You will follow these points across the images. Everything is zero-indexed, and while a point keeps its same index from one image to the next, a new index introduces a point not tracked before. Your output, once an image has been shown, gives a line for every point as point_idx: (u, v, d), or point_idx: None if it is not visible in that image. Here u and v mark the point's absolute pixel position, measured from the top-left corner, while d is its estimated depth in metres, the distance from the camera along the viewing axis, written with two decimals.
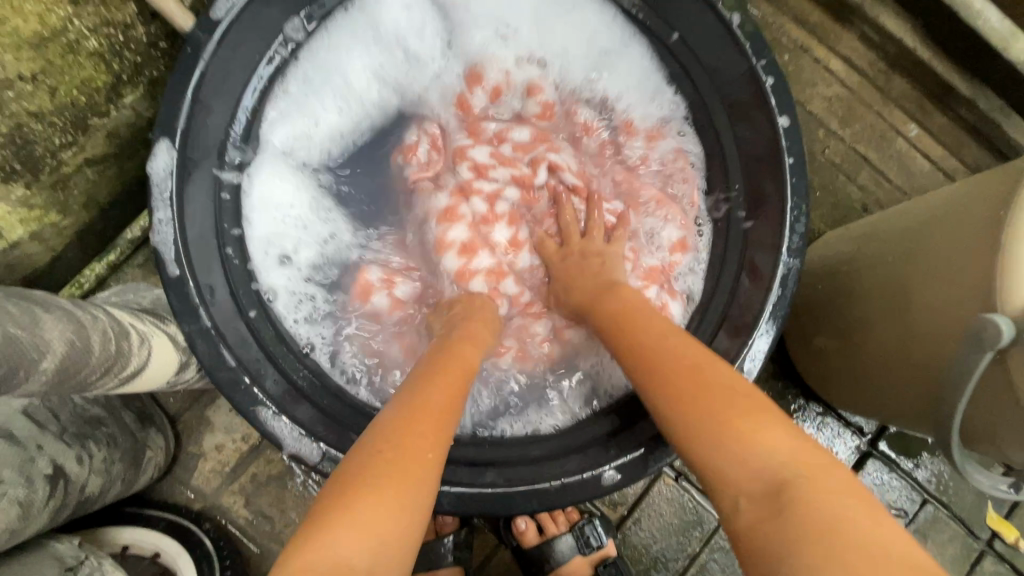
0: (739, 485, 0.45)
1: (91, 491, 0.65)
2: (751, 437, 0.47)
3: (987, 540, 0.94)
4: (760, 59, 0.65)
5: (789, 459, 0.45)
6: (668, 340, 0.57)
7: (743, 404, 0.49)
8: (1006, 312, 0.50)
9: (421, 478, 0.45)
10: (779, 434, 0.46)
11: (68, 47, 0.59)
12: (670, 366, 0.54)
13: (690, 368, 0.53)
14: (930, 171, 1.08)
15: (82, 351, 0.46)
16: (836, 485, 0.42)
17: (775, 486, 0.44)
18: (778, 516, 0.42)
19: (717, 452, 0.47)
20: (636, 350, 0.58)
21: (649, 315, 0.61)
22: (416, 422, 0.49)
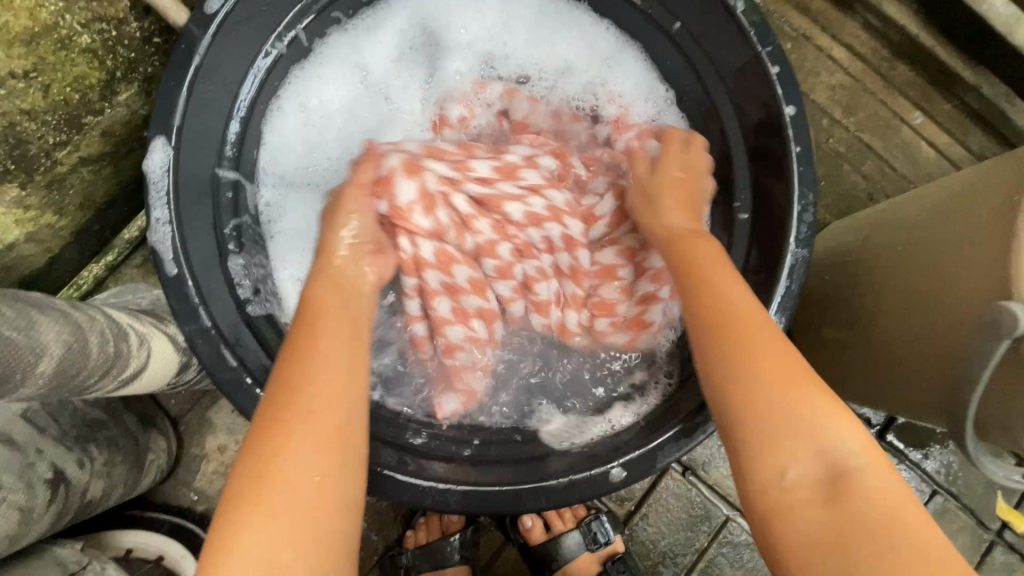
0: (789, 462, 0.45)
1: (92, 495, 0.64)
2: (811, 413, 0.45)
3: (997, 530, 0.94)
4: (765, 46, 0.63)
5: (850, 444, 0.44)
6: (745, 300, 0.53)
7: (812, 385, 0.47)
8: (1023, 300, 0.49)
9: (303, 482, 0.45)
10: (844, 418, 0.46)
11: (60, 43, 0.58)
12: (745, 319, 0.51)
13: (765, 336, 0.50)
14: (935, 159, 1.07)
15: (80, 352, 0.45)
16: (879, 479, 0.43)
17: (830, 470, 0.44)
18: (825, 506, 0.42)
19: (767, 411, 0.46)
20: (706, 304, 0.53)
21: (723, 270, 0.56)
22: (296, 411, 0.48)
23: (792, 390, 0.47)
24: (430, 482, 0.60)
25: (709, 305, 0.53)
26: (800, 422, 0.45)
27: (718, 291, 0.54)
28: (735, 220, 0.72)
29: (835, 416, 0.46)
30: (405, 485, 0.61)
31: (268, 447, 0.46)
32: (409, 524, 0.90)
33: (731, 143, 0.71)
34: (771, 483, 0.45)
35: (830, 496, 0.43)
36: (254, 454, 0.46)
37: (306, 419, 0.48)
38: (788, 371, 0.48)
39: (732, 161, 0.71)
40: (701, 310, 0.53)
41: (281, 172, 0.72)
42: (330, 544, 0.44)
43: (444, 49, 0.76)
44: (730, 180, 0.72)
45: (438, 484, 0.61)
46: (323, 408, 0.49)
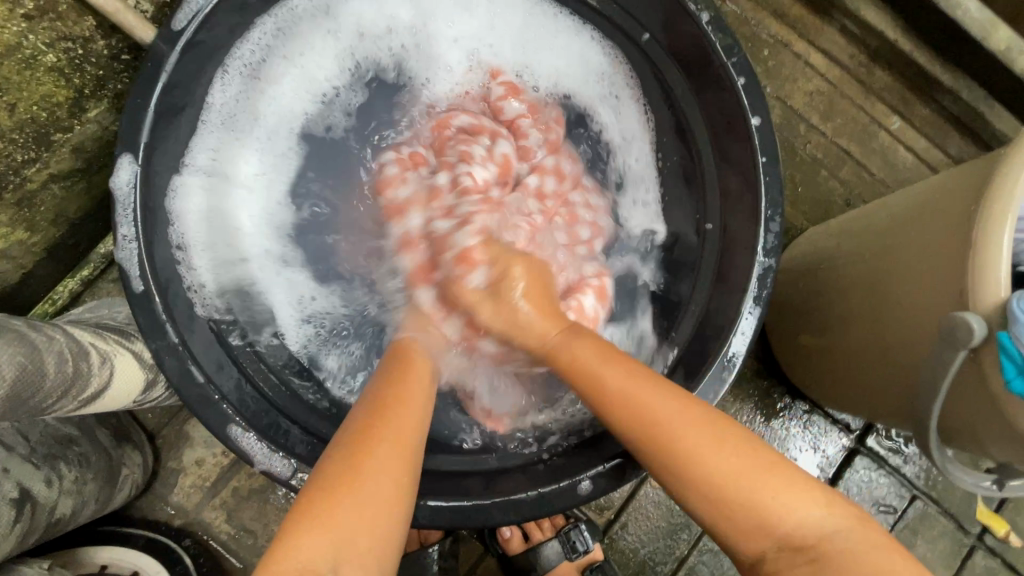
0: (766, 545, 0.45)
1: (62, 512, 0.64)
2: (771, 496, 0.45)
3: (977, 534, 0.94)
4: (731, 57, 0.63)
5: (817, 513, 0.45)
6: (652, 391, 0.51)
7: (756, 467, 0.46)
8: (979, 310, 0.49)
9: (388, 481, 0.47)
10: (800, 489, 0.46)
11: (24, 62, 0.59)
12: (661, 423, 0.49)
13: (685, 428, 0.49)
14: (913, 164, 1.07)
15: (33, 373, 0.45)
16: (856, 543, 0.43)
17: (804, 552, 0.44)
18: (810, 571, 0.43)
19: (732, 504, 0.45)
20: (621, 407, 0.52)
21: (614, 362, 0.55)
22: (374, 429, 0.50)
23: (744, 476, 0.46)
24: None
25: (627, 414, 0.51)
26: (756, 501, 0.45)
27: (631, 394, 0.52)
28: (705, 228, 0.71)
29: (788, 488, 0.45)
30: None
31: (354, 458, 0.47)
32: None
33: (700, 151, 0.71)
34: (757, 563, 0.45)
35: (812, 568, 0.43)
36: (336, 461, 0.47)
37: (390, 443, 0.50)
38: (729, 463, 0.46)
39: (702, 170, 0.71)
40: (628, 411, 0.51)
41: (219, 172, 0.70)
42: (389, 538, 0.45)
43: (431, 55, 0.77)
44: (700, 188, 0.72)
45: None
46: (404, 432, 0.52)
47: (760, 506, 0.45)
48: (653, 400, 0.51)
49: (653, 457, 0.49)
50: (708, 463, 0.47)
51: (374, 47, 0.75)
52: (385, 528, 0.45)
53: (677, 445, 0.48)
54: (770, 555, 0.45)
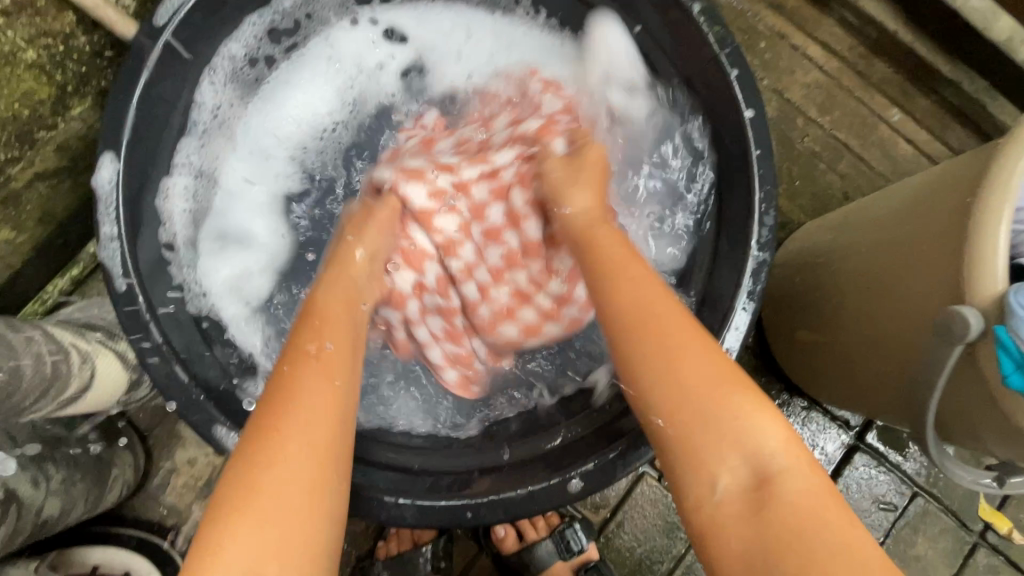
0: (716, 473, 0.43)
1: (49, 513, 0.64)
2: (734, 417, 0.44)
3: (980, 531, 0.92)
4: (724, 47, 0.62)
5: (774, 442, 0.43)
6: (644, 283, 0.51)
7: (731, 380, 0.45)
8: (975, 304, 0.48)
9: (287, 486, 0.43)
10: (764, 412, 0.44)
11: (4, 59, 0.58)
12: (653, 310, 0.49)
13: (675, 325, 0.48)
14: (913, 156, 1.05)
15: (10, 373, 0.44)
16: (805, 479, 0.42)
17: (757, 474, 0.42)
18: (751, 516, 0.41)
19: (692, 426, 0.44)
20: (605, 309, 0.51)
21: (634, 265, 0.53)
22: (276, 425, 0.45)
23: (713, 391, 0.44)
24: (385, 495, 0.60)
25: (630, 312, 0.49)
26: (721, 417, 0.44)
27: (629, 281, 0.52)
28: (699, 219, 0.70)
29: (756, 411, 0.44)
30: (362, 499, 0.60)
31: (248, 464, 0.43)
32: (381, 536, 0.89)
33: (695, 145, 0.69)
34: (704, 495, 0.43)
35: (757, 504, 0.42)
36: (240, 457, 0.44)
37: (286, 421, 0.45)
38: (714, 366, 0.46)
39: (695, 162, 0.70)
40: (619, 315, 0.50)
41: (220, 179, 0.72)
42: (306, 549, 0.42)
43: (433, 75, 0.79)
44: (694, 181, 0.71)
45: (394, 498, 0.60)
46: (311, 418, 0.46)
47: (722, 418, 0.44)
48: (649, 298, 0.50)
49: (628, 341, 0.49)
50: (689, 366, 0.45)
51: (366, 61, 0.77)
52: (303, 524, 0.42)
53: (666, 340, 0.47)
54: (721, 481, 0.43)
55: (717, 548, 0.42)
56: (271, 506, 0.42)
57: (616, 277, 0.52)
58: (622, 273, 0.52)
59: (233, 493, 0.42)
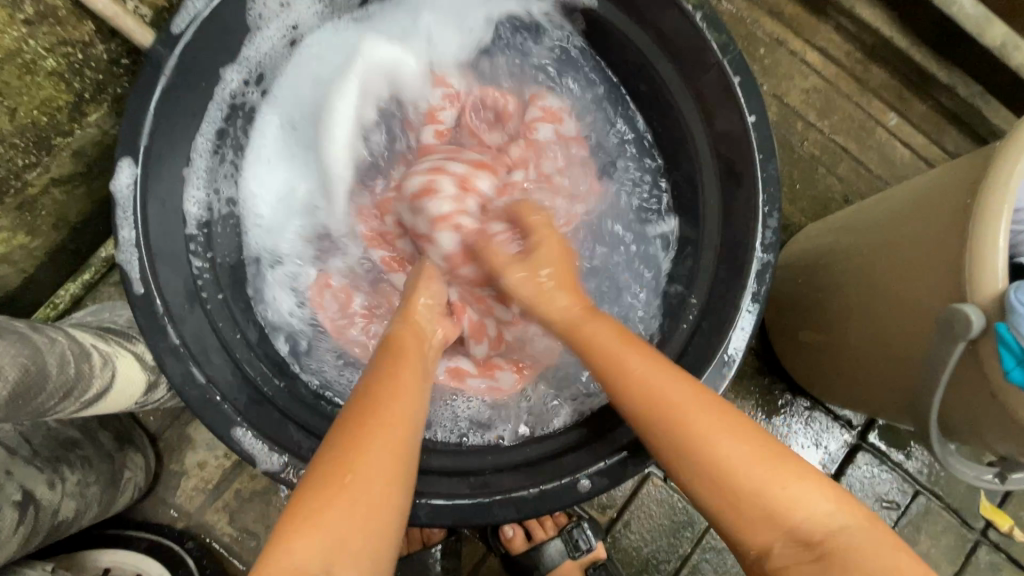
0: (773, 538, 0.45)
1: (64, 515, 0.64)
2: (780, 491, 0.46)
3: (981, 529, 0.93)
4: (726, 55, 0.63)
5: (825, 506, 0.45)
6: (661, 372, 0.53)
7: (774, 459, 0.47)
8: (977, 303, 0.49)
9: (369, 502, 0.45)
10: (805, 481, 0.46)
11: (25, 67, 0.59)
12: (673, 403, 0.51)
13: (697, 406, 0.50)
14: (910, 159, 1.07)
15: (37, 374, 0.45)
16: (865, 536, 0.44)
17: (811, 536, 0.45)
18: (815, 564, 0.44)
19: (745, 502, 0.46)
20: (637, 400, 0.52)
21: (636, 348, 0.56)
22: (354, 455, 0.47)
23: (755, 470, 0.47)
24: None
25: (643, 396, 0.52)
26: (762, 495, 0.46)
27: (641, 379, 0.53)
28: (702, 221, 0.72)
29: (797, 478, 0.46)
30: None
31: (329, 484, 0.45)
32: None
33: (697, 153, 0.71)
34: (762, 555, 0.46)
35: (816, 557, 0.44)
36: (322, 485, 0.45)
37: (382, 447, 0.48)
38: (741, 445, 0.48)
39: (697, 166, 0.72)
40: (640, 405, 0.52)
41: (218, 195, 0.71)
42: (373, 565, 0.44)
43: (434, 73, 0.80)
44: (696, 187, 0.73)
45: (408, 498, 0.61)
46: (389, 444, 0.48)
47: (758, 491, 0.46)
48: (658, 379, 0.52)
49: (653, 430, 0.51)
50: (721, 455, 0.47)
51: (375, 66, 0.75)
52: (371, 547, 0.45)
53: (692, 434, 0.49)
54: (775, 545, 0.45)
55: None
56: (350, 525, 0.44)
57: (622, 367, 0.54)
58: (625, 363, 0.55)
59: (327, 518, 0.44)
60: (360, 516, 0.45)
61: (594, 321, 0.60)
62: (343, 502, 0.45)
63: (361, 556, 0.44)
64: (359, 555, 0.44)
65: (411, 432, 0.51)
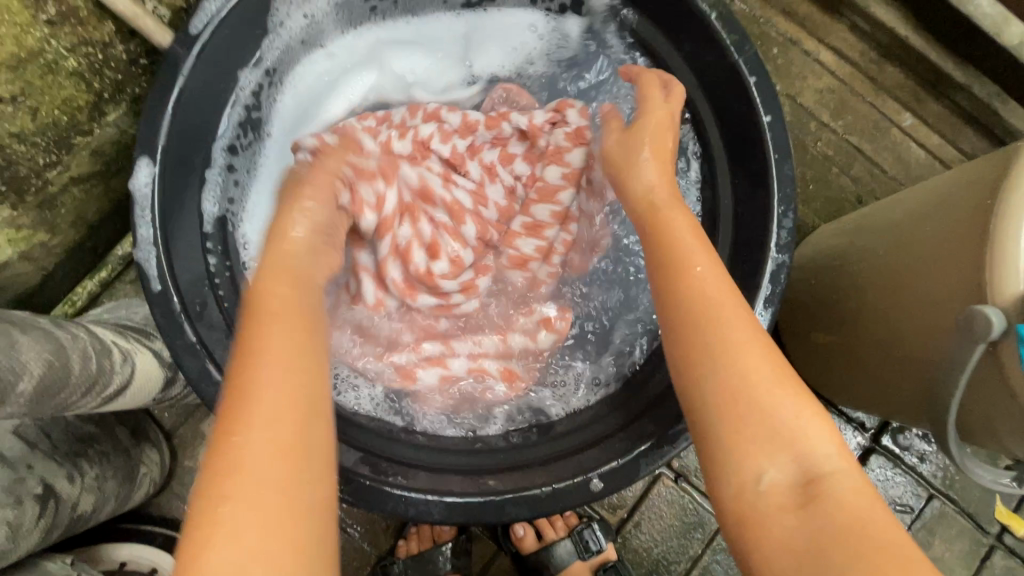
0: (768, 464, 0.43)
1: (82, 509, 0.65)
2: (791, 415, 0.43)
3: (996, 534, 0.92)
4: (741, 55, 0.63)
5: (828, 449, 0.42)
6: (724, 280, 0.49)
7: (791, 383, 0.45)
8: (998, 304, 0.49)
9: (268, 481, 0.37)
10: (816, 416, 0.44)
11: (47, 67, 0.59)
12: (717, 305, 0.47)
13: (740, 318, 0.47)
14: (925, 160, 1.06)
15: (60, 369, 0.46)
16: (856, 479, 0.41)
17: (806, 473, 0.42)
18: (801, 509, 0.41)
19: (746, 421, 0.43)
20: (685, 298, 0.49)
21: (708, 251, 0.52)
22: (235, 424, 0.39)
23: (775, 391, 0.44)
24: (409, 492, 0.61)
25: (691, 299, 0.49)
26: (772, 422, 0.43)
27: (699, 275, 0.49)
28: (716, 222, 0.72)
29: (810, 413, 0.44)
30: (392, 496, 0.61)
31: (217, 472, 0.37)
32: (401, 534, 0.90)
33: (711, 153, 0.71)
34: (747, 484, 0.43)
35: (804, 500, 0.41)
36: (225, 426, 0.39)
37: (261, 397, 0.40)
38: (773, 371, 0.45)
39: (711, 166, 0.71)
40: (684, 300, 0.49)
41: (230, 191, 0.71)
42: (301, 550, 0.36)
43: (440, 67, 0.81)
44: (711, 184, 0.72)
45: (421, 495, 0.61)
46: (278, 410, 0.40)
47: (774, 416, 0.43)
48: (719, 285, 0.49)
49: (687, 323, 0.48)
50: (744, 369, 0.45)
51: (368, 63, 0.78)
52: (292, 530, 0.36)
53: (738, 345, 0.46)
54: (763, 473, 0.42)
55: (759, 537, 0.41)
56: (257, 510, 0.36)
57: (686, 263, 0.50)
58: (690, 260, 0.51)
59: (225, 462, 0.38)
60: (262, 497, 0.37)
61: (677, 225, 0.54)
62: (227, 443, 0.38)
63: (269, 510, 0.36)
64: (261, 508, 0.36)
65: (306, 379, 0.42)
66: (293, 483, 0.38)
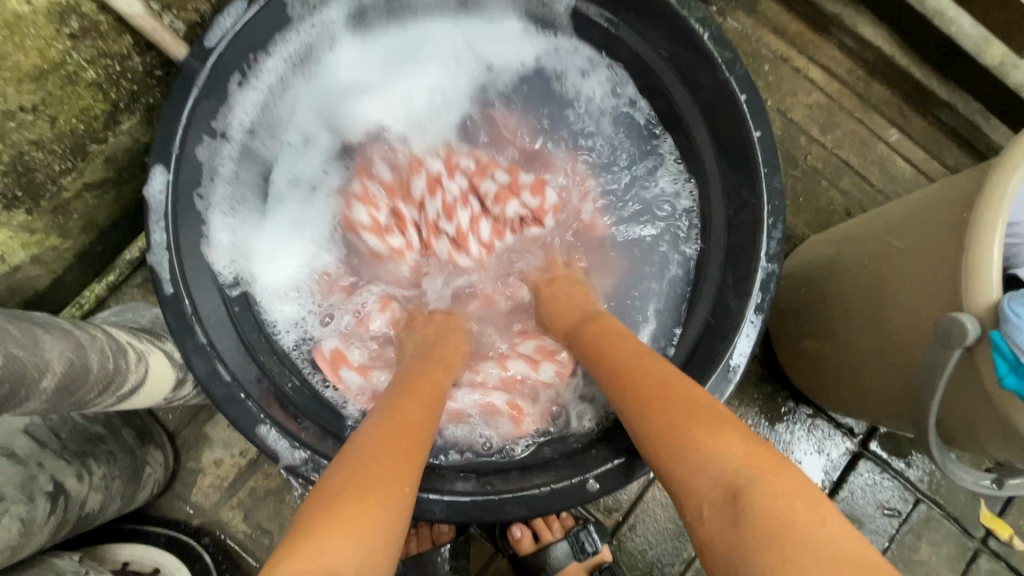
0: (700, 495, 0.45)
1: (90, 507, 0.67)
2: (706, 445, 0.47)
3: (982, 538, 0.95)
4: (733, 73, 0.66)
5: (734, 461, 0.45)
6: (637, 356, 0.59)
7: (707, 415, 0.49)
8: (973, 311, 0.52)
9: (393, 499, 0.46)
10: (731, 435, 0.47)
11: (67, 78, 0.62)
12: (632, 377, 0.56)
13: (654, 380, 0.55)
14: (911, 174, 1.10)
15: (81, 367, 0.48)
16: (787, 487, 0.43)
17: (729, 491, 0.44)
18: (734, 526, 0.42)
19: (670, 462, 0.48)
20: (614, 376, 0.58)
21: (626, 339, 0.63)
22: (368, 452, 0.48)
23: (687, 421, 0.49)
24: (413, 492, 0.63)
25: (615, 375, 0.58)
26: (676, 449, 0.48)
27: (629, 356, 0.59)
28: (710, 231, 0.75)
29: (717, 433, 0.47)
30: None
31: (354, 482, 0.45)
32: None
33: (706, 167, 0.74)
34: (696, 519, 0.45)
35: (733, 515, 0.43)
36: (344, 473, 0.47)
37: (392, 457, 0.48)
38: (682, 405, 0.51)
39: (706, 178, 0.75)
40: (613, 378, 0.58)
41: (235, 213, 0.72)
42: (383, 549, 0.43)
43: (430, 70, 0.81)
44: (703, 195, 0.76)
45: (424, 495, 0.62)
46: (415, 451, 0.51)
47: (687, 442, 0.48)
48: (634, 362, 0.58)
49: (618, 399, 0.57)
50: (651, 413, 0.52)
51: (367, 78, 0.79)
52: (390, 531, 0.44)
53: (647, 392, 0.53)
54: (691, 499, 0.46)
55: (713, 564, 0.43)
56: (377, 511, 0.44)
57: (601, 352, 0.62)
58: (607, 353, 0.62)
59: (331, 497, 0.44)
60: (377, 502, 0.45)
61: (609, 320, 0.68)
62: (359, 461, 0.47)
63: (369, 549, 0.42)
64: (360, 541, 0.42)
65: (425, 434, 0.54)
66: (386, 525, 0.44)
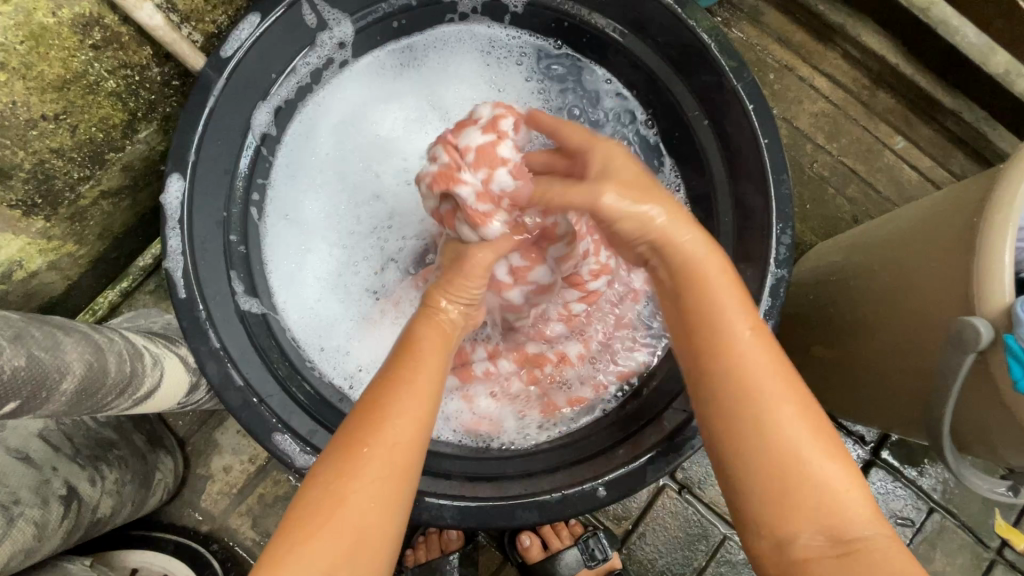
0: (807, 529, 0.42)
1: (102, 511, 0.67)
2: (840, 485, 0.43)
3: (997, 548, 0.93)
4: (741, 81, 0.66)
5: (869, 515, 0.43)
6: (766, 354, 0.46)
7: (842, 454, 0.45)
8: (988, 315, 0.52)
9: (369, 505, 0.43)
10: (859, 482, 0.44)
11: (88, 88, 0.63)
12: (751, 376, 0.45)
13: (779, 391, 0.44)
14: (918, 182, 1.10)
15: (99, 369, 0.48)
16: (895, 542, 0.43)
17: (847, 536, 0.42)
18: (842, 560, 0.42)
19: (788, 490, 0.43)
20: (731, 369, 0.45)
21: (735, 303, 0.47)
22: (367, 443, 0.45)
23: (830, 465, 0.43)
24: (424, 497, 0.62)
25: (731, 371, 0.45)
26: (817, 498, 0.42)
27: (743, 357, 0.45)
28: (720, 240, 0.75)
29: (855, 486, 0.43)
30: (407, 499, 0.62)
31: (339, 469, 0.44)
32: (409, 543, 0.93)
33: (716, 181, 0.74)
34: (783, 546, 0.43)
35: (844, 556, 0.42)
36: (344, 437, 0.46)
37: (389, 431, 0.45)
38: (808, 435, 0.44)
39: (715, 187, 0.75)
40: (724, 367, 0.45)
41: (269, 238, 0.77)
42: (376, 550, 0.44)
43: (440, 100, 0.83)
44: (712, 205, 0.76)
45: (434, 499, 0.63)
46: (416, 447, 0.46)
47: (785, 444, 0.43)
48: (758, 361, 0.45)
49: (727, 387, 0.45)
50: (773, 428, 0.44)
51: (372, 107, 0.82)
52: (381, 536, 0.44)
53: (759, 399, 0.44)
54: (751, 485, 0.44)
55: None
56: (358, 520, 0.43)
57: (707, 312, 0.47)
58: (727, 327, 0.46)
59: (340, 463, 0.44)
60: (362, 507, 0.43)
61: (714, 262, 0.48)
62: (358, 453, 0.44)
63: (363, 532, 0.43)
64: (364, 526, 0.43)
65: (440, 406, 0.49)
66: (393, 510, 0.44)
